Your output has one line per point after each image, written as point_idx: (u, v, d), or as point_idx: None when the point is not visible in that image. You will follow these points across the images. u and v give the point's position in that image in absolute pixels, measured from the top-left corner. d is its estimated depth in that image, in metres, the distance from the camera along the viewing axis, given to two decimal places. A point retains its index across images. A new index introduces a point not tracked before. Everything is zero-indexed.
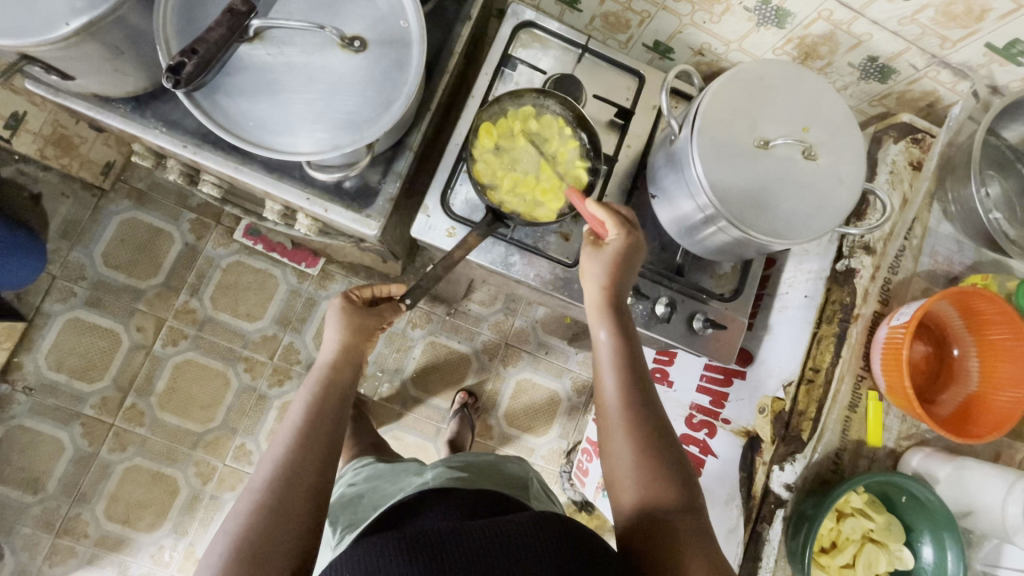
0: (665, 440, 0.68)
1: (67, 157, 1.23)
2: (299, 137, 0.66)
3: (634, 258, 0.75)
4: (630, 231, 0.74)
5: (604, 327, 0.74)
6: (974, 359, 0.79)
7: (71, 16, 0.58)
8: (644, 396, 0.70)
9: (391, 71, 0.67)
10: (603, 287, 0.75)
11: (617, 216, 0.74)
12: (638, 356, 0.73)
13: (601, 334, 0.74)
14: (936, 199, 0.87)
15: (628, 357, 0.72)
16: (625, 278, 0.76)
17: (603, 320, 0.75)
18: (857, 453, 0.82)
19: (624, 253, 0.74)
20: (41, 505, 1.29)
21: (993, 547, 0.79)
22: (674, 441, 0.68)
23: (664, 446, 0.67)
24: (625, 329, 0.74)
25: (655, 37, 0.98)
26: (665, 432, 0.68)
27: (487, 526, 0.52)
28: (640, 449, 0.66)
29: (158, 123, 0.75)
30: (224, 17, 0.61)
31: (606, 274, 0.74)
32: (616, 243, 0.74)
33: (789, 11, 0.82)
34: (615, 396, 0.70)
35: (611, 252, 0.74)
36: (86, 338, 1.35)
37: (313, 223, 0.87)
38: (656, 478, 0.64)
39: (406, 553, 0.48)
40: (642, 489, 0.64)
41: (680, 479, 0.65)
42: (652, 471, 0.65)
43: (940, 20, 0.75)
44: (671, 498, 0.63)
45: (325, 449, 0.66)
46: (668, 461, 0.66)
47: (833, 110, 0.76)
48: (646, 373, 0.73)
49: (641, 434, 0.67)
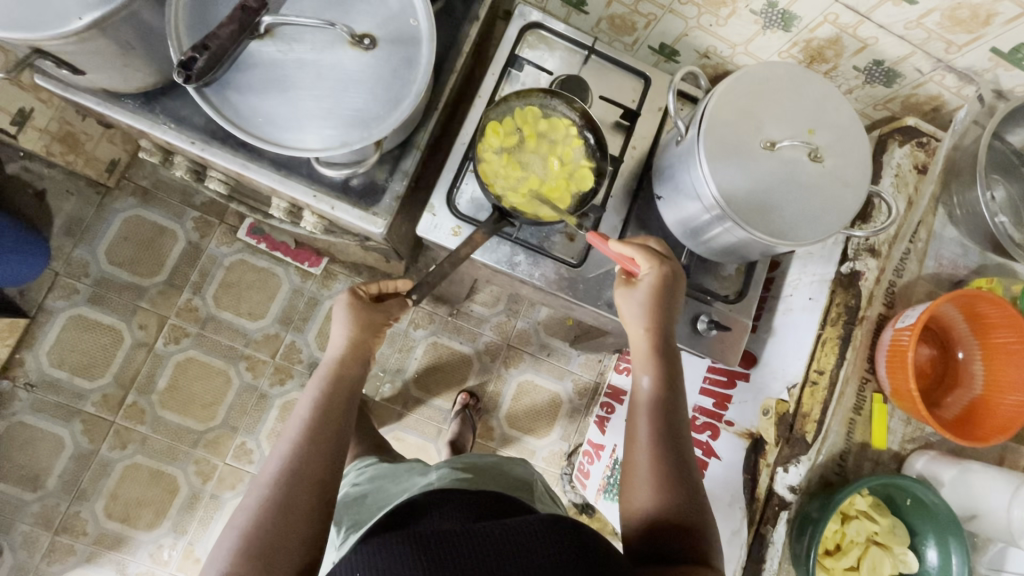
0: (688, 468, 0.69)
1: (72, 154, 1.24)
2: (307, 133, 0.66)
3: (672, 293, 0.76)
4: (664, 262, 0.75)
5: (644, 359, 0.76)
6: (978, 362, 0.79)
7: (83, 10, 0.58)
8: (675, 425, 0.72)
9: (400, 69, 0.67)
10: (645, 325, 0.76)
11: (648, 253, 0.75)
12: (678, 393, 0.74)
13: (642, 370, 0.75)
14: (940, 203, 0.88)
15: (667, 393, 0.74)
16: (668, 314, 0.76)
17: (644, 355, 0.76)
18: (861, 455, 0.82)
19: (660, 289, 0.75)
20: (40, 502, 1.28)
21: (998, 551, 0.79)
22: (692, 467, 0.70)
23: (684, 473, 0.69)
24: (668, 371, 0.75)
25: (661, 40, 0.98)
26: (688, 462, 0.70)
27: (500, 530, 0.51)
28: (659, 470, 0.68)
29: (166, 120, 0.75)
30: (236, 14, 0.62)
31: (647, 311, 0.75)
32: (649, 279, 0.75)
33: (795, 15, 0.82)
34: (644, 420, 0.73)
35: (647, 288, 0.75)
36: (88, 335, 1.35)
37: (319, 221, 0.87)
38: (669, 498, 0.66)
39: (421, 557, 0.49)
40: (655, 505, 0.66)
41: (694, 504, 0.67)
42: (666, 492, 0.67)
43: (946, 24, 0.75)
44: (680, 520, 0.65)
45: (333, 446, 0.66)
46: (681, 482, 0.68)
47: (839, 113, 0.76)
48: (681, 406, 0.74)
49: (663, 458, 0.69)
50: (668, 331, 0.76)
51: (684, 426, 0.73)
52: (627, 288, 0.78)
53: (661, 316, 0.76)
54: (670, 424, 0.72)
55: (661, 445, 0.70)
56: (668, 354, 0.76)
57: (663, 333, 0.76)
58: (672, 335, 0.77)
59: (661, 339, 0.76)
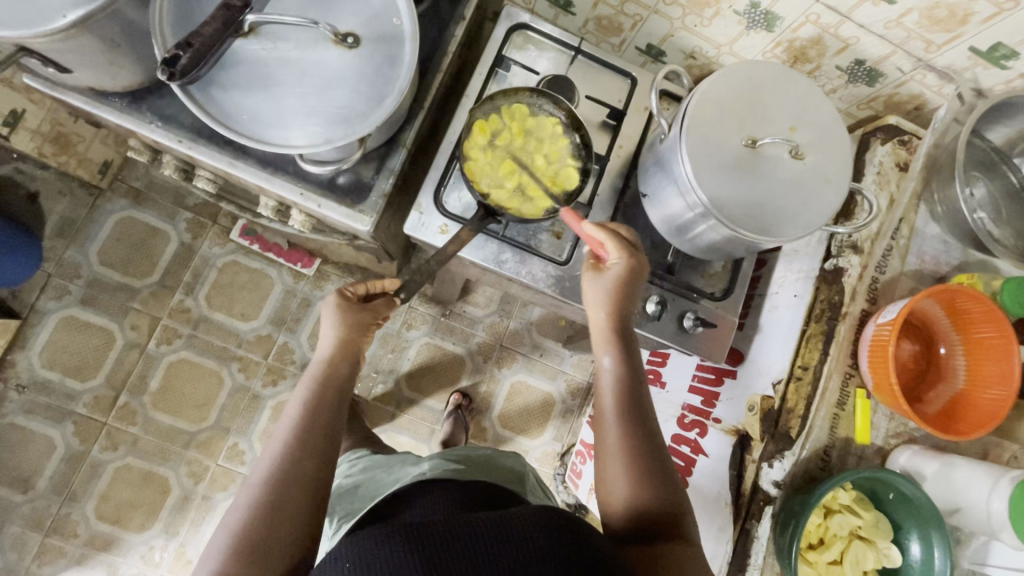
0: (657, 446, 0.70)
1: (64, 155, 1.25)
2: (293, 131, 0.67)
3: (637, 279, 0.77)
4: (632, 253, 0.75)
5: (607, 345, 0.76)
6: (960, 357, 0.80)
7: (67, 8, 0.58)
8: (639, 404, 0.73)
9: (384, 67, 0.68)
10: (605, 310, 0.77)
11: (616, 238, 0.75)
12: (640, 374, 0.75)
13: (605, 355, 0.76)
14: (923, 200, 0.88)
15: (630, 375, 0.74)
16: (629, 299, 0.77)
17: (607, 341, 0.76)
18: (845, 450, 0.82)
19: (625, 275, 0.75)
20: (31, 504, 1.28)
21: (980, 545, 0.80)
22: (660, 444, 0.71)
23: (654, 450, 0.69)
24: (629, 354, 0.76)
25: (648, 40, 0.99)
26: (656, 438, 0.71)
27: (490, 521, 0.52)
28: (630, 452, 0.68)
29: (154, 118, 0.75)
30: (219, 12, 0.62)
31: (609, 296, 0.76)
32: (615, 266, 0.75)
33: (777, 15, 0.83)
34: (610, 405, 0.73)
35: (609, 274, 0.76)
36: (80, 336, 1.35)
37: (307, 219, 0.87)
38: (642, 476, 0.67)
39: (412, 545, 0.49)
40: (630, 486, 0.67)
41: (666, 478, 0.68)
42: (639, 471, 0.67)
43: (925, 24, 0.76)
44: (655, 496, 0.66)
45: (324, 443, 0.66)
46: (653, 461, 0.68)
47: (819, 111, 0.77)
48: (643, 386, 0.75)
49: (632, 438, 0.70)
50: (627, 313, 0.78)
51: (649, 405, 0.74)
52: (591, 275, 0.78)
53: (622, 301, 0.76)
54: (635, 404, 0.73)
55: (629, 426, 0.71)
56: (628, 336, 0.77)
57: (623, 316, 0.77)
58: (632, 317, 0.78)
59: (622, 324, 0.77)
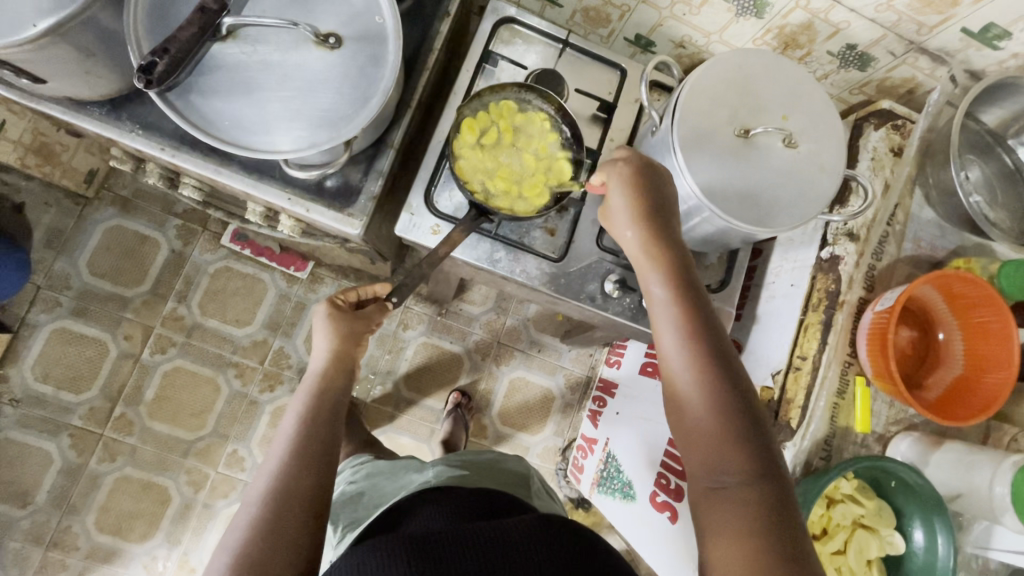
0: (745, 407, 0.59)
1: (48, 165, 1.23)
2: (277, 136, 0.66)
3: (656, 186, 0.70)
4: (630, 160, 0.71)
5: (650, 271, 0.68)
6: (959, 342, 0.80)
7: (38, 17, 0.57)
8: (715, 356, 0.62)
9: (367, 67, 0.67)
10: (633, 229, 0.70)
11: (608, 165, 0.73)
12: (694, 296, 0.66)
13: (652, 281, 0.68)
14: (917, 185, 0.88)
15: (684, 301, 0.66)
16: (663, 214, 0.70)
17: (649, 265, 0.69)
18: (845, 439, 0.82)
19: (640, 182, 0.70)
20: (31, 518, 1.27)
21: (983, 530, 0.79)
22: (734, 378, 0.61)
23: (742, 413, 0.59)
24: (680, 274, 0.67)
25: (636, 31, 0.98)
26: (744, 397, 0.60)
27: (486, 532, 0.52)
28: (700, 394, 0.60)
29: (134, 126, 0.74)
30: (196, 16, 0.61)
31: (632, 213, 0.70)
32: (617, 185, 0.71)
33: (767, 1, 0.82)
34: (676, 369, 0.62)
35: (620, 194, 0.71)
36: (73, 348, 1.34)
37: (296, 224, 0.86)
38: (724, 453, 0.57)
39: (410, 555, 0.49)
40: (703, 434, 0.59)
41: (756, 449, 0.57)
42: (718, 446, 0.58)
43: (916, 6, 0.75)
44: (736, 451, 0.57)
45: (322, 457, 0.65)
46: (727, 400, 0.60)
47: (811, 98, 0.76)
48: (715, 326, 0.65)
49: (709, 400, 0.60)
50: (666, 228, 0.70)
51: (716, 332, 0.64)
52: (608, 205, 0.73)
53: (655, 220, 0.69)
54: (709, 357, 0.62)
55: (702, 390, 0.60)
56: (675, 254, 0.69)
57: (660, 231, 0.69)
58: (673, 227, 0.70)
59: (663, 242, 0.69)
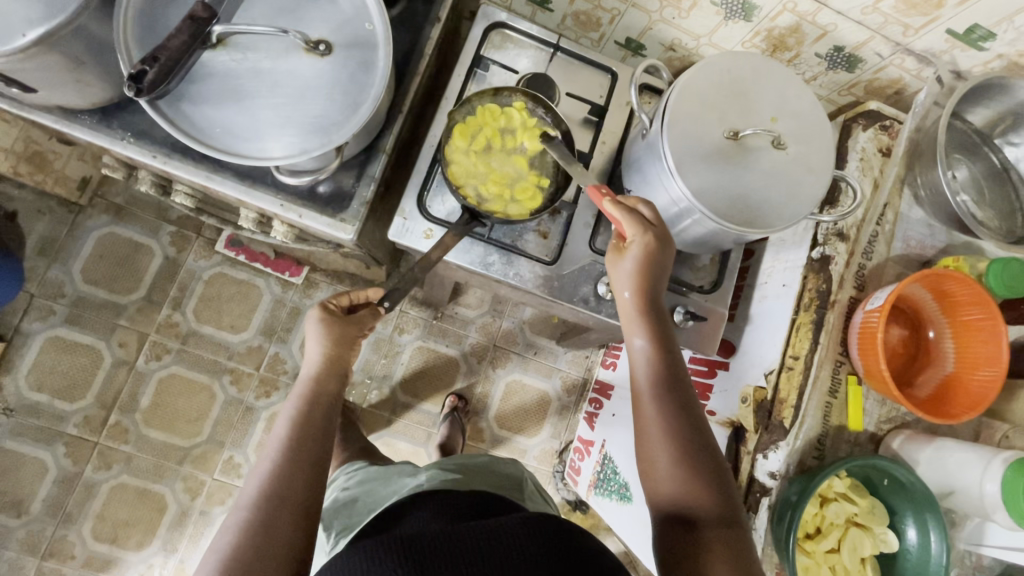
0: (714, 466, 0.65)
1: (41, 173, 1.23)
2: (268, 142, 0.66)
3: (663, 255, 0.72)
4: (648, 228, 0.71)
5: (635, 324, 0.73)
6: (949, 340, 0.80)
7: (27, 27, 0.57)
8: (689, 416, 0.68)
9: (358, 73, 0.67)
10: (628, 287, 0.73)
11: (636, 220, 0.71)
12: (674, 354, 0.72)
13: (635, 335, 0.72)
14: (906, 184, 0.88)
15: (665, 360, 0.71)
16: (657, 278, 0.72)
17: (635, 322, 0.73)
18: (838, 438, 0.82)
19: (651, 252, 0.71)
20: (26, 528, 1.27)
21: (976, 526, 0.80)
22: (706, 436, 0.67)
23: (712, 471, 0.65)
24: (662, 331, 0.72)
25: (627, 34, 0.98)
26: (714, 456, 0.66)
27: (475, 530, 0.52)
28: (674, 448, 0.65)
29: (125, 134, 0.74)
30: (186, 24, 0.61)
31: (633, 273, 0.72)
32: (636, 247, 0.70)
33: (754, 5, 0.83)
34: (653, 425, 0.68)
35: (635, 256, 0.71)
36: (67, 356, 1.33)
37: (290, 230, 0.86)
38: (695, 505, 0.63)
39: (402, 556, 0.50)
40: (674, 484, 0.64)
41: (724, 502, 0.63)
42: (692, 499, 0.63)
43: (901, 8, 0.76)
44: (704, 501, 0.63)
45: (314, 461, 0.65)
46: (699, 457, 0.65)
47: (799, 100, 0.77)
48: (688, 386, 0.70)
49: (685, 457, 0.65)
50: (657, 289, 0.73)
51: (690, 391, 0.70)
52: (615, 256, 0.74)
53: (649, 280, 0.72)
54: (684, 416, 0.67)
55: (680, 446, 0.66)
56: (658, 311, 0.73)
57: (653, 293, 0.73)
58: (662, 288, 0.74)
59: (650, 299, 0.73)
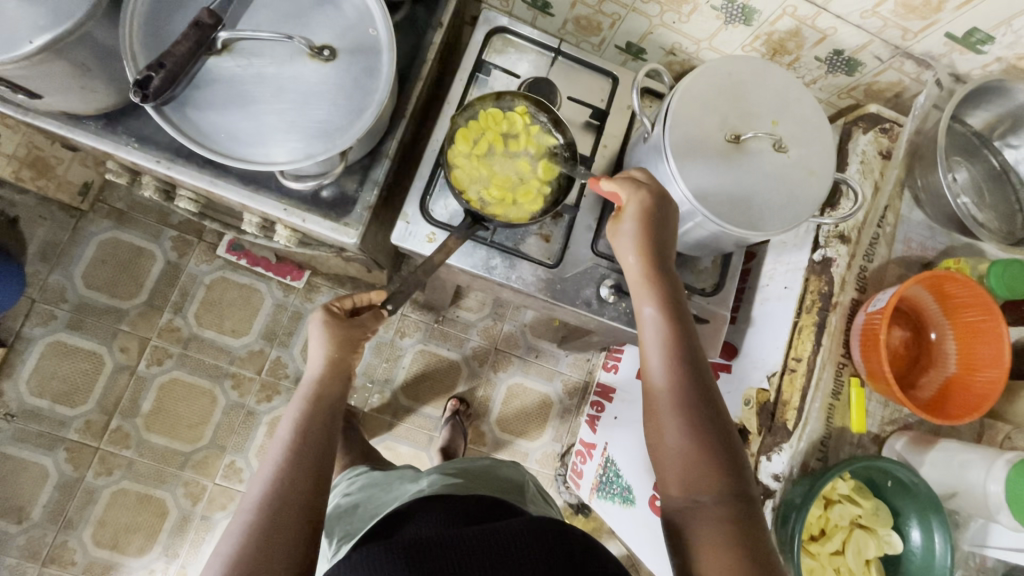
0: (724, 434, 0.64)
1: (42, 179, 1.23)
2: (272, 147, 0.67)
3: (665, 219, 0.72)
4: (647, 191, 0.72)
5: (644, 292, 0.72)
6: (951, 342, 0.81)
7: (34, 34, 0.58)
8: (698, 383, 0.67)
9: (362, 79, 0.68)
10: (636, 253, 0.73)
11: (628, 182, 0.73)
12: (684, 322, 0.70)
13: (645, 303, 0.71)
14: (906, 186, 0.89)
15: (675, 327, 0.70)
16: (662, 244, 0.73)
17: (645, 288, 0.72)
18: (841, 439, 0.83)
19: (653, 215, 0.72)
20: (26, 534, 1.27)
21: (979, 527, 0.80)
22: (718, 404, 0.66)
23: (721, 439, 0.64)
24: (671, 299, 0.71)
25: (627, 39, 0.99)
26: (722, 422, 0.65)
27: (475, 533, 0.53)
28: (686, 417, 0.64)
29: (130, 139, 0.74)
30: (191, 31, 0.62)
31: (638, 238, 0.72)
32: (631, 207, 0.72)
33: (755, 9, 0.83)
34: (661, 389, 0.67)
35: (634, 217, 0.72)
36: (68, 361, 1.33)
37: (292, 234, 0.86)
38: (703, 473, 0.62)
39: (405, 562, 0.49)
40: (685, 452, 0.63)
41: (732, 471, 0.62)
42: (699, 467, 0.62)
43: (900, 12, 0.77)
44: (716, 470, 0.62)
45: (317, 464, 0.65)
46: (711, 426, 0.64)
47: (800, 104, 0.77)
48: (698, 352, 0.69)
49: (691, 421, 0.64)
50: (664, 255, 0.73)
51: (701, 359, 0.69)
52: (615, 221, 0.75)
53: (655, 247, 0.72)
54: (693, 382, 0.66)
55: (688, 413, 0.65)
56: (668, 279, 0.72)
57: (661, 259, 0.72)
58: (670, 254, 0.74)
59: (657, 268, 0.72)
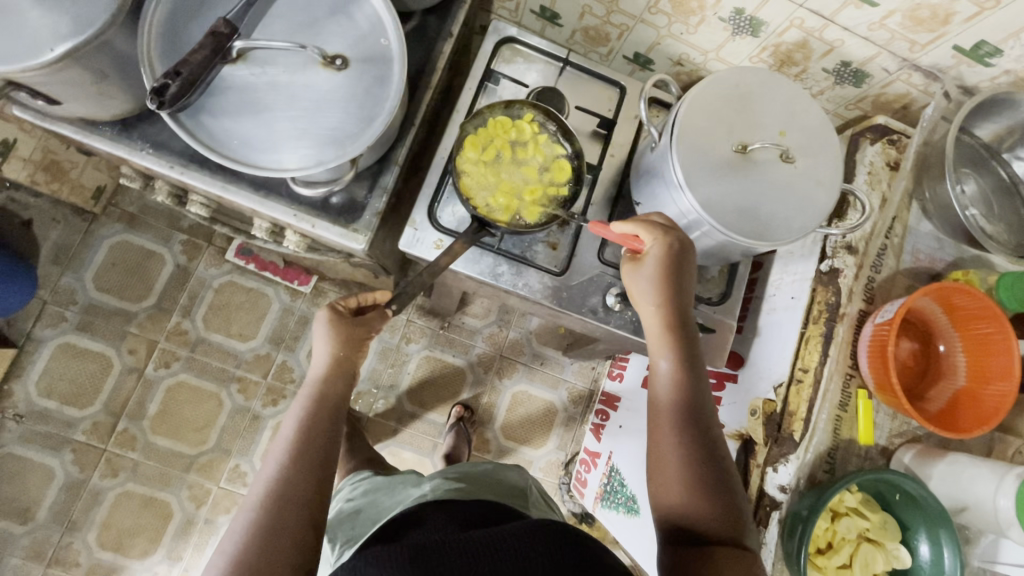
0: (727, 484, 0.66)
1: (57, 182, 1.25)
2: (284, 154, 0.67)
3: (680, 264, 0.72)
4: (670, 234, 0.71)
5: (660, 341, 0.73)
6: (960, 354, 0.80)
7: (55, 42, 0.59)
8: (707, 434, 0.69)
9: (373, 87, 0.69)
10: (654, 303, 0.73)
11: (653, 226, 0.72)
12: (697, 374, 0.72)
13: (660, 354, 0.73)
14: (914, 198, 0.89)
15: (688, 381, 0.71)
16: (677, 295, 0.73)
17: (660, 338, 0.73)
18: (848, 452, 0.82)
19: (667, 261, 0.72)
20: (32, 535, 1.27)
21: (990, 543, 0.79)
22: (722, 454, 0.68)
23: (724, 490, 0.65)
24: (685, 350, 0.73)
25: (635, 49, 0.99)
26: (727, 475, 0.66)
27: (472, 542, 0.53)
28: (690, 464, 0.66)
29: (144, 145, 0.75)
30: (207, 39, 0.63)
31: (655, 285, 0.72)
32: (655, 251, 0.71)
33: (762, 20, 0.84)
34: (670, 437, 0.68)
35: (654, 262, 0.72)
36: (77, 363, 1.35)
37: (302, 240, 0.87)
38: (707, 522, 0.63)
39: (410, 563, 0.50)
40: (686, 497, 0.64)
41: (735, 520, 0.63)
42: (703, 516, 0.63)
43: (908, 24, 0.77)
44: (713, 516, 0.63)
45: (321, 462, 0.66)
46: (714, 472, 0.66)
47: (808, 115, 0.77)
48: (708, 407, 0.71)
49: (697, 472, 0.65)
50: (681, 306, 0.74)
51: (710, 410, 0.70)
52: (633, 265, 0.75)
53: (671, 296, 0.73)
54: (700, 434, 0.68)
55: (695, 464, 0.66)
56: (684, 330, 0.73)
57: (677, 309, 0.73)
58: (686, 305, 0.74)
59: (673, 317, 0.73)
